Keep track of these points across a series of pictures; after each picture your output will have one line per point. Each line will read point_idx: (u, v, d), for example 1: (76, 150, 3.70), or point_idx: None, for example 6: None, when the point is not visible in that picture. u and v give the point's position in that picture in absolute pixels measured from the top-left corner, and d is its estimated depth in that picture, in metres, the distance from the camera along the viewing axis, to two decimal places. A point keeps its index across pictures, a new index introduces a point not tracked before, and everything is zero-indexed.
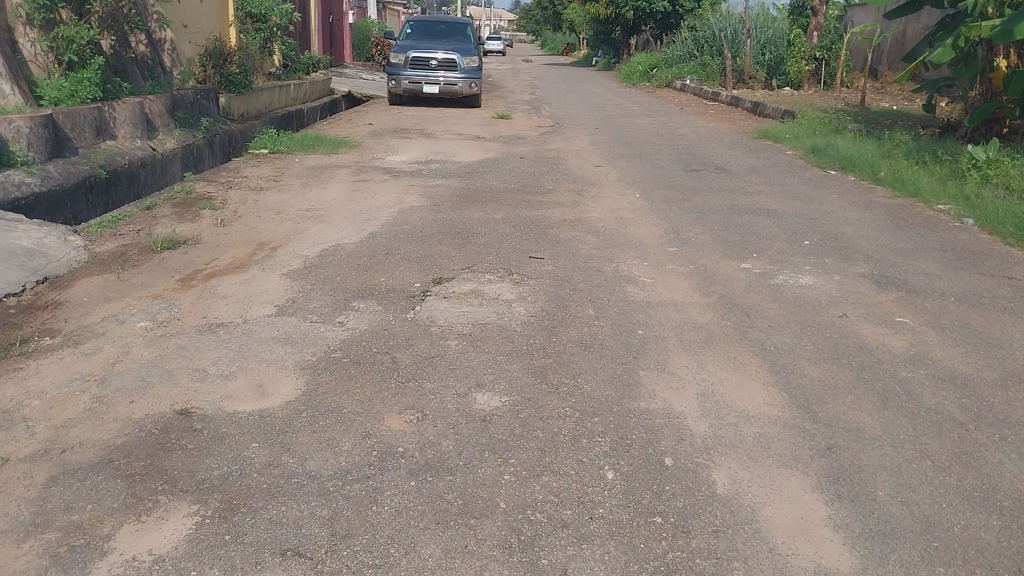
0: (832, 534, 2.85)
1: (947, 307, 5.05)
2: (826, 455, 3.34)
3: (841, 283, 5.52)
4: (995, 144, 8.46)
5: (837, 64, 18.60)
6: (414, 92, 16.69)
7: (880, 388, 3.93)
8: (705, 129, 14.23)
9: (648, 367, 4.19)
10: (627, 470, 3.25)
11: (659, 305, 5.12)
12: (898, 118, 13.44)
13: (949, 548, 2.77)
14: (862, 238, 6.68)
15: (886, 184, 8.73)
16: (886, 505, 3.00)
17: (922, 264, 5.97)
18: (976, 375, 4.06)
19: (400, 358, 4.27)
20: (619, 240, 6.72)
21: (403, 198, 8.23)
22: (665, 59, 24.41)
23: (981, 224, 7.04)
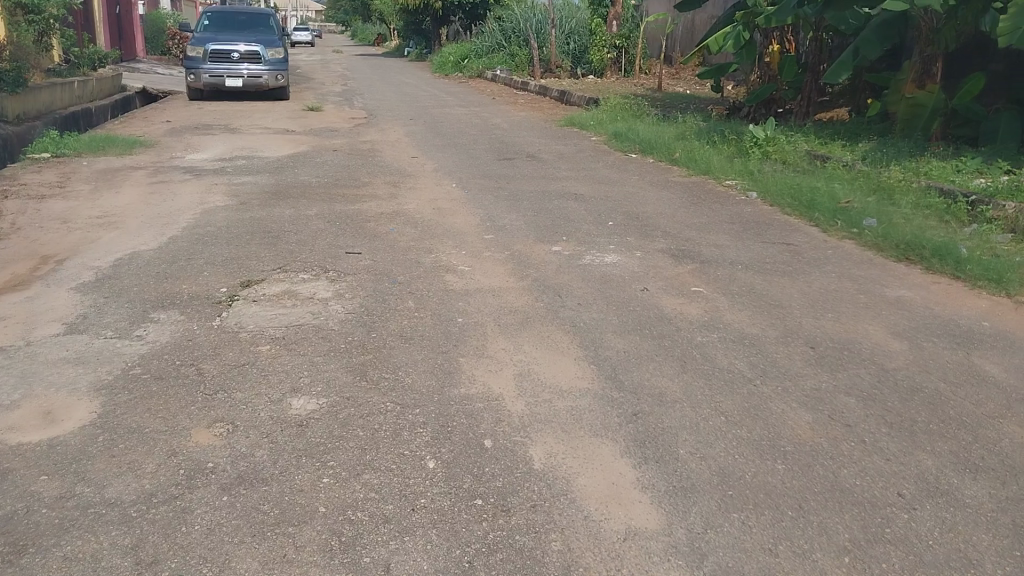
0: (640, 495, 3.03)
1: (735, 274, 5.50)
2: (633, 422, 3.53)
3: (643, 259, 5.86)
4: (772, 124, 9.28)
5: (635, 52, 19.65)
6: (216, 86, 15.83)
7: (679, 354, 4.22)
8: (517, 117, 14.57)
9: (467, 354, 4.24)
10: (448, 457, 3.28)
11: (476, 293, 5.19)
12: (691, 102, 14.40)
13: (742, 494, 3.02)
14: (661, 216, 7.11)
15: (681, 164, 9.35)
16: (687, 462, 3.23)
17: (714, 237, 6.44)
18: (762, 335, 4.45)
19: (207, 369, 4.05)
20: (436, 230, 6.74)
21: (207, 199, 7.79)
22: (475, 50, 24.69)
23: (763, 196, 7.70)
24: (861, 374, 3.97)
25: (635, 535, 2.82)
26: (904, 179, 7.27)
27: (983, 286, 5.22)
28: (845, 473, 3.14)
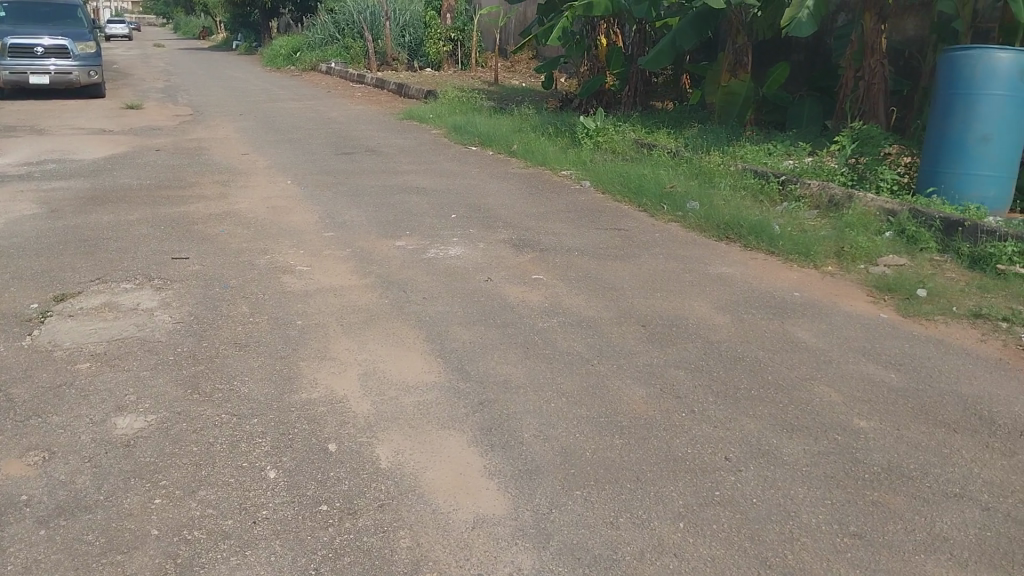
0: (487, 483, 3.07)
1: (573, 260, 5.68)
2: (479, 411, 3.57)
3: (485, 250, 5.92)
4: (602, 114, 9.64)
5: (470, 45, 19.78)
6: (18, 84, 14.47)
7: (522, 340, 4.30)
8: (353, 111, 14.30)
9: (308, 357, 4.12)
10: (290, 465, 3.17)
11: (315, 293, 5.05)
12: (527, 94, 14.70)
13: (584, 472, 3.12)
14: (501, 207, 7.22)
15: (519, 156, 9.53)
16: (531, 445, 3.30)
17: (552, 225, 6.61)
18: (599, 317, 4.62)
19: (16, 394, 3.71)
20: (272, 230, 6.50)
21: (11, 207, 7.12)
22: (307, 43, 23.95)
23: (597, 184, 7.98)
24: (690, 348, 4.21)
25: (483, 522, 2.85)
26: (723, 164, 7.76)
27: (793, 259, 5.67)
28: (678, 442, 3.32)
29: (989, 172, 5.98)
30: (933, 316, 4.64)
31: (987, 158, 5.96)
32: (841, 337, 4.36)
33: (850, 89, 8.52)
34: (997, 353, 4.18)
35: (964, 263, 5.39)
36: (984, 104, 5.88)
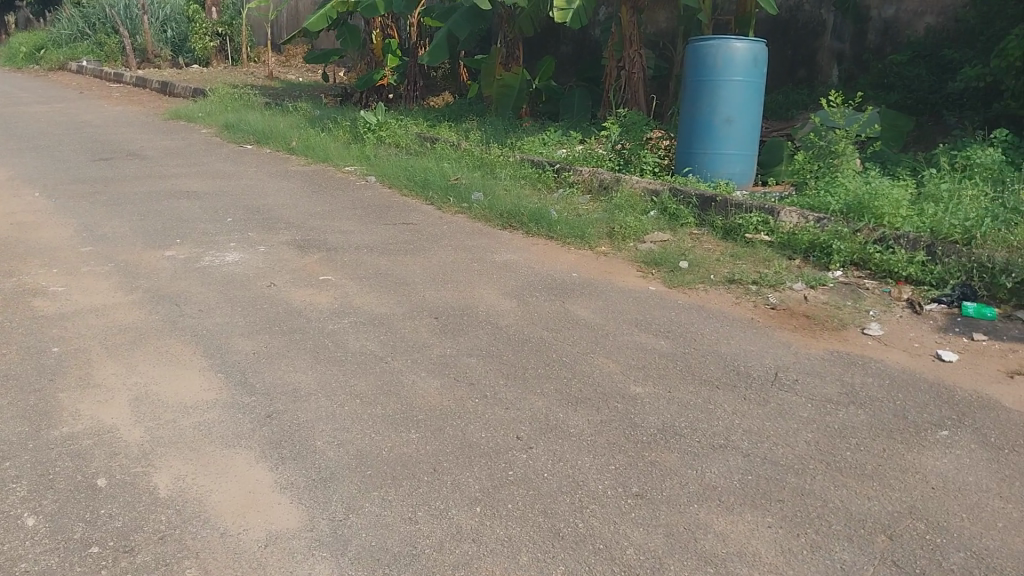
0: (279, 497, 2.95)
1: (360, 258, 5.59)
2: (266, 424, 3.41)
3: (267, 254, 5.67)
4: (382, 108, 9.57)
5: (240, 39, 18.85)
6: None
7: (311, 345, 4.17)
8: (111, 112, 13.13)
9: (68, 387, 3.73)
10: (52, 509, 2.86)
11: (75, 315, 4.58)
12: (304, 89, 14.26)
13: (380, 471, 3.08)
14: (282, 208, 6.95)
15: (299, 153, 9.23)
16: (324, 452, 3.21)
17: (337, 224, 6.46)
18: (390, 314, 4.58)
19: None
20: (17, 249, 5.81)
21: None
22: (51, 39, 21.65)
23: (381, 179, 7.91)
24: (480, 335, 4.29)
25: (277, 539, 2.74)
26: (502, 154, 7.99)
27: (571, 242, 5.94)
28: (471, 429, 3.37)
29: (735, 151, 6.61)
30: (695, 284, 5.06)
31: (732, 139, 6.58)
32: (617, 311, 4.64)
33: (613, 80, 9.08)
34: (751, 314, 4.64)
35: (719, 235, 5.93)
36: (726, 89, 6.49)
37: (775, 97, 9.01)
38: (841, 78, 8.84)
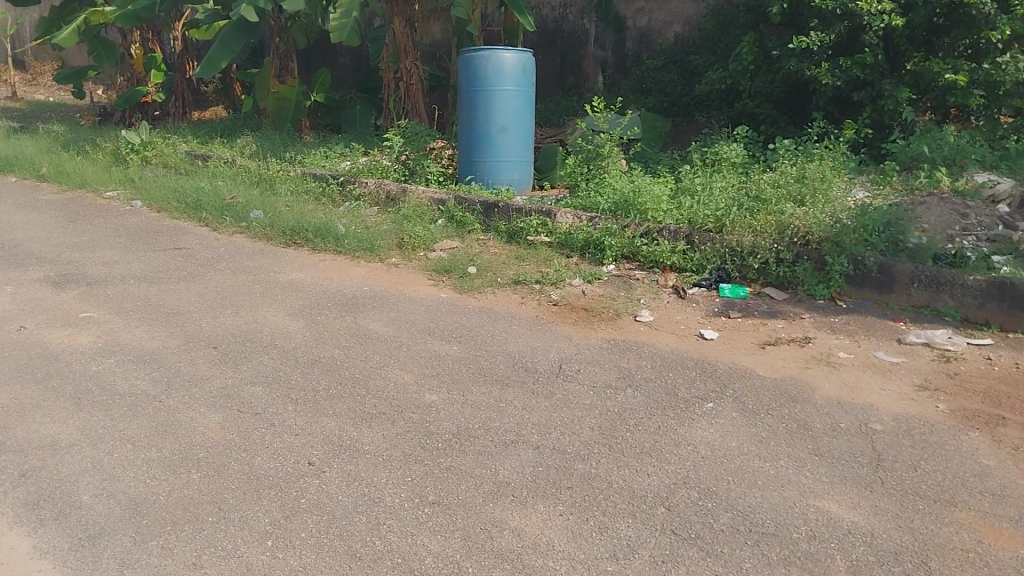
0: (38, 563, 2.65)
1: (128, 290, 5.17)
2: (21, 485, 3.06)
3: (15, 295, 5.09)
4: (146, 127, 8.94)
5: None
6: None
7: (71, 391, 3.80)
8: None
9: None
10: None
11: None
12: (55, 110, 12.99)
13: (157, 519, 2.86)
14: (32, 241, 6.27)
15: (51, 180, 8.39)
16: (92, 507, 2.93)
17: (99, 254, 5.94)
18: (163, 348, 4.27)
19: None
20: None
21: None
22: None
23: (148, 203, 7.37)
24: (265, 361, 4.11)
25: None
26: (282, 170, 7.74)
27: (359, 255, 5.87)
28: (258, 460, 3.21)
29: (512, 158, 6.85)
30: (482, 288, 5.18)
31: (508, 146, 6.81)
32: (407, 322, 4.63)
33: (392, 91, 9.11)
34: (536, 312, 4.82)
35: (503, 238, 6.11)
36: (498, 98, 6.69)
37: (548, 103, 9.44)
38: (606, 84, 9.43)
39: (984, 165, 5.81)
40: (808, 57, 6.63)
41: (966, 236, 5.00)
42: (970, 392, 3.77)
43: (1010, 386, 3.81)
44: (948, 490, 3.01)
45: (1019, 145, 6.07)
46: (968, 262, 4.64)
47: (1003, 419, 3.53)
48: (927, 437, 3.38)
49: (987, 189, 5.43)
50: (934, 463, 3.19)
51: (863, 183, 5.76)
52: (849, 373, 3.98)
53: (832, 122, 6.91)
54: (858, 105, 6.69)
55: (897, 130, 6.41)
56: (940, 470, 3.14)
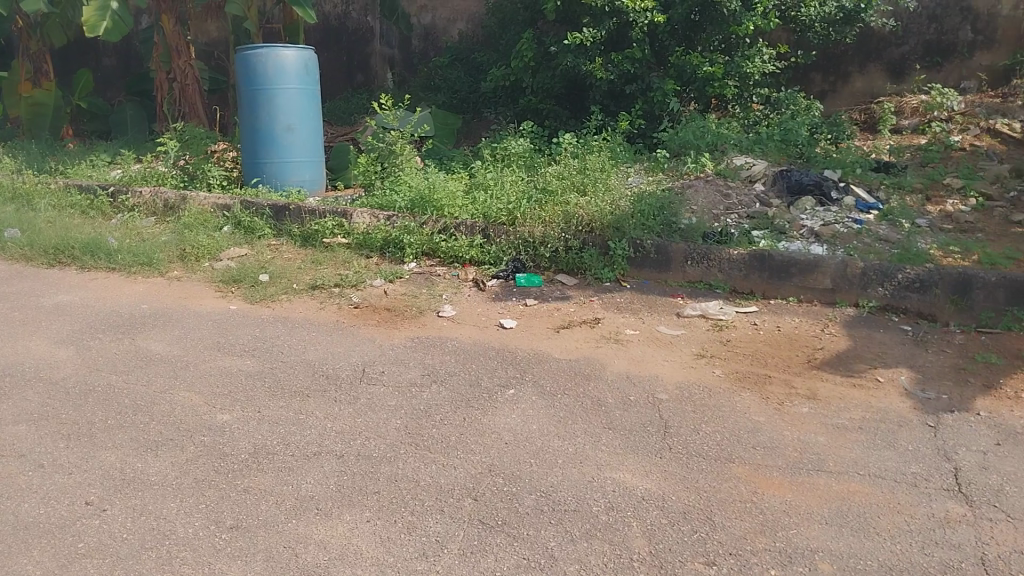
0: None
1: None
2: None
3: None
4: None
5: None
6: None
7: None
8: None
9: None
10: None
11: None
12: None
13: None
14: None
15: None
16: None
17: None
18: None
19: None
20: None
21: None
22: None
23: None
24: (30, 395, 3.70)
25: None
26: (40, 182, 6.99)
27: (137, 271, 5.44)
28: (25, 508, 2.88)
29: (302, 159, 6.64)
30: (276, 296, 4.97)
31: (297, 147, 6.60)
32: (195, 338, 4.35)
33: (166, 92, 8.58)
34: (335, 316, 4.71)
35: (297, 243, 5.90)
36: (282, 98, 6.45)
37: (337, 102, 9.24)
38: (395, 82, 9.39)
39: (740, 149, 6.41)
40: (583, 53, 6.94)
41: (729, 215, 5.49)
42: (740, 356, 4.14)
43: (773, 347, 4.23)
44: (726, 448, 3.29)
45: (768, 129, 6.74)
46: (732, 238, 5.10)
47: (768, 377, 3.91)
48: (707, 401, 3.67)
49: (744, 171, 6.00)
50: (713, 425, 3.47)
51: (639, 170, 6.16)
52: (637, 349, 4.23)
53: (609, 114, 7.31)
54: (631, 98, 7.12)
55: (666, 120, 6.91)
56: (718, 431, 3.42)
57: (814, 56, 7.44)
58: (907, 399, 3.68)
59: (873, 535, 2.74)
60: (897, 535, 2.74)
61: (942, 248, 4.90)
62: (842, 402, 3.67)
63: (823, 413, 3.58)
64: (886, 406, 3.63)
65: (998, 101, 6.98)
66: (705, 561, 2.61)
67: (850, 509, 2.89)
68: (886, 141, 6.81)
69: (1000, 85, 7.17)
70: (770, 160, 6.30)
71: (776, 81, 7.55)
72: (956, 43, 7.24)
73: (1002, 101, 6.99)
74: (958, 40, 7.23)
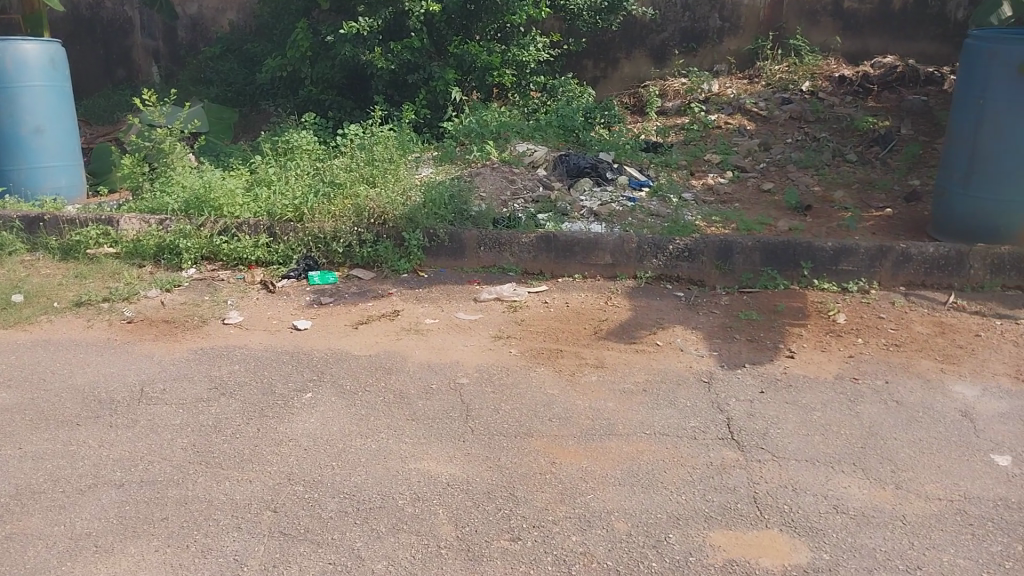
0: None
1: None
2: None
3: None
4: None
5: None
6: None
7: None
8: None
9: None
10: None
11: None
12: None
13: None
14: None
15: None
16: None
17: None
18: None
19: None
20: None
21: None
22: None
23: None
24: None
25: None
26: None
27: None
28: None
29: (55, 163, 6.01)
30: (34, 318, 4.48)
31: (48, 149, 5.96)
32: None
33: None
34: (107, 333, 4.32)
35: (56, 256, 5.35)
36: (25, 96, 5.78)
37: (96, 100, 8.46)
38: (161, 76, 8.75)
39: (522, 135, 6.61)
40: (360, 43, 6.82)
41: (516, 200, 5.65)
42: (534, 334, 4.28)
43: (564, 322, 4.42)
44: (525, 424, 3.39)
45: (547, 116, 7.01)
46: (520, 223, 5.25)
47: (561, 351, 4.08)
48: (504, 381, 3.77)
49: (527, 157, 6.22)
50: (511, 403, 3.57)
51: (427, 161, 6.18)
52: (434, 337, 4.25)
53: (393, 104, 7.26)
54: (414, 87, 7.10)
55: (449, 108, 6.98)
56: (516, 408, 3.52)
57: (584, 43, 7.81)
58: (684, 359, 3.99)
59: (661, 490, 2.94)
60: (682, 486, 2.97)
61: (706, 219, 5.36)
62: (628, 368, 3.91)
63: (611, 380, 3.79)
64: (666, 366, 3.91)
65: (745, 83, 7.71)
66: (511, 537, 2.68)
67: (640, 468, 3.08)
68: (653, 122, 7.30)
69: (746, 68, 7.91)
70: (551, 145, 6.56)
71: (551, 68, 7.89)
72: (707, 30, 7.86)
73: (749, 83, 7.72)
74: (709, 27, 7.85)
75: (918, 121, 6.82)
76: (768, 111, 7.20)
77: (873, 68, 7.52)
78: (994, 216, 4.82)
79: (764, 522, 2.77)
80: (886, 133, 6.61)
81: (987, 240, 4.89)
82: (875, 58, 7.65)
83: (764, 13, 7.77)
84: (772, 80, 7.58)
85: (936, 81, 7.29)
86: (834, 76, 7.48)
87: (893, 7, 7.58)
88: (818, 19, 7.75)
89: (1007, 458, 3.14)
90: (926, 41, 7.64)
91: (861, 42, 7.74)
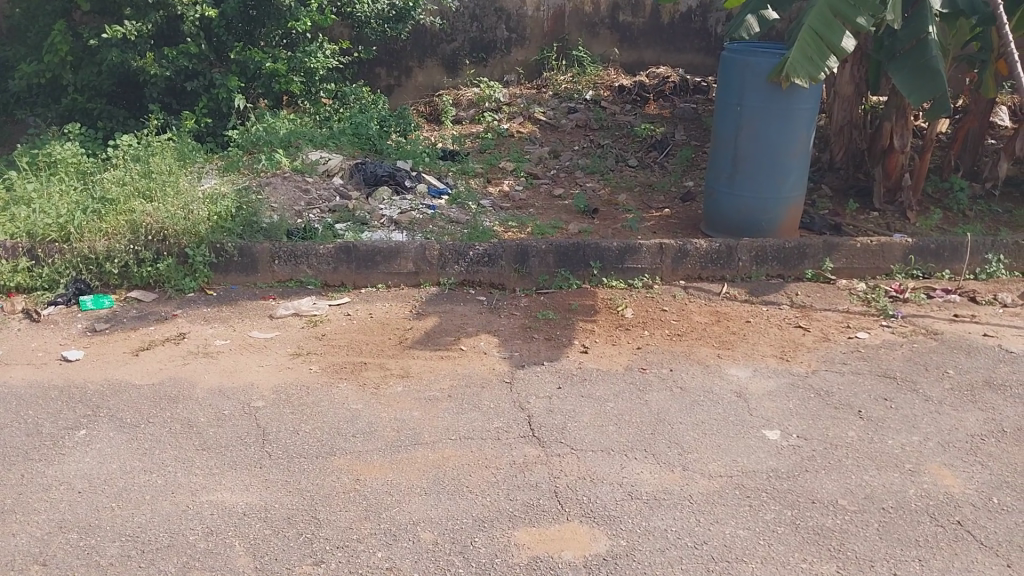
0: None
1: None
2: None
3: None
4: None
5: None
6: None
7: None
8: None
9: None
10: None
11: None
12: None
13: None
14: None
15: None
16: None
17: None
18: None
19: None
20: None
21: None
22: None
23: None
24: None
25: None
26: None
27: None
28: None
29: None
30: None
31: None
32: None
33: None
34: None
35: None
36: None
37: None
38: None
39: (315, 144, 6.44)
40: (130, 47, 6.36)
41: (311, 210, 5.49)
42: (334, 349, 4.16)
43: (365, 334, 4.33)
44: (327, 442, 3.28)
45: (340, 124, 6.88)
46: (316, 233, 5.10)
47: (364, 364, 3.99)
48: (304, 400, 3.63)
49: (321, 165, 6.08)
50: (311, 421, 3.45)
51: (211, 172, 5.85)
52: (226, 359, 4.02)
53: (172, 113, 6.84)
54: (193, 95, 6.76)
55: (234, 117, 6.65)
56: (317, 427, 3.40)
57: (374, 51, 7.75)
58: (487, 362, 4.05)
59: (466, 495, 2.96)
60: (486, 488, 3.00)
61: (504, 224, 5.49)
62: (432, 374, 3.90)
63: (415, 389, 3.76)
64: (469, 370, 3.95)
65: (534, 92, 7.99)
66: (313, 561, 2.59)
67: (445, 474, 3.08)
68: (449, 131, 7.38)
69: (534, 77, 8.20)
70: (345, 153, 6.43)
71: (342, 75, 7.75)
72: (495, 40, 8.07)
73: (538, 92, 8.01)
74: (497, 38, 8.07)
75: (690, 127, 7.39)
76: (556, 120, 7.51)
77: (649, 78, 8.05)
78: (756, 212, 5.31)
79: (565, 515, 2.86)
80: (662, 139, 7.12)
81: (752, 234, 5.39)
82: (650, 69, 8.21)
83: (547, 24, 8.10)
84: (559, 90, 7.91)
85: (703, 90, 7.94)
86: (615, 85, 7.93)
87: (662, 21, 8.16)
88: (597, 31, 8.19)
89: (777, 432, 3.46)
90: (693, 53, 8.28)
91: (636, 54, 8.27)
